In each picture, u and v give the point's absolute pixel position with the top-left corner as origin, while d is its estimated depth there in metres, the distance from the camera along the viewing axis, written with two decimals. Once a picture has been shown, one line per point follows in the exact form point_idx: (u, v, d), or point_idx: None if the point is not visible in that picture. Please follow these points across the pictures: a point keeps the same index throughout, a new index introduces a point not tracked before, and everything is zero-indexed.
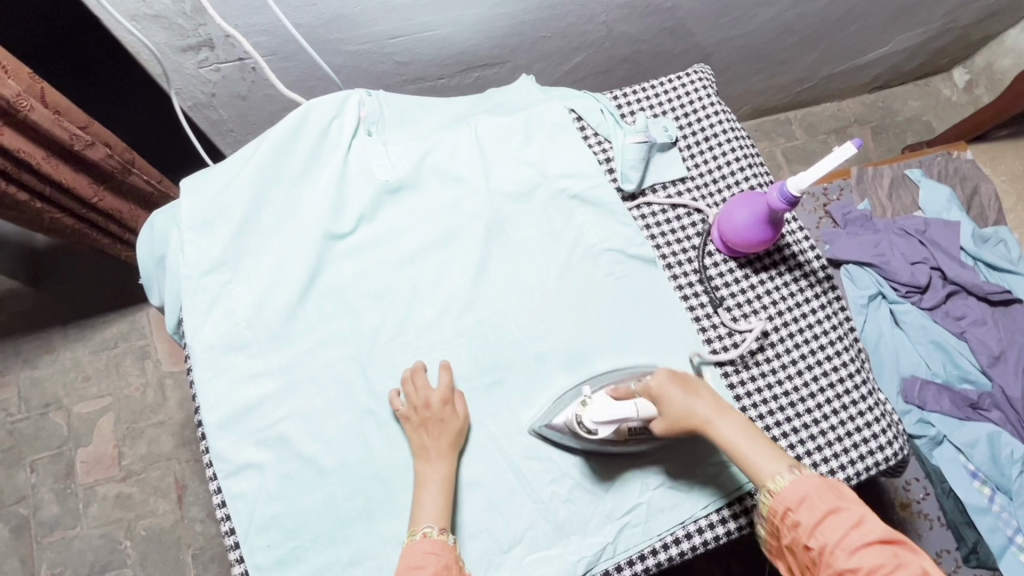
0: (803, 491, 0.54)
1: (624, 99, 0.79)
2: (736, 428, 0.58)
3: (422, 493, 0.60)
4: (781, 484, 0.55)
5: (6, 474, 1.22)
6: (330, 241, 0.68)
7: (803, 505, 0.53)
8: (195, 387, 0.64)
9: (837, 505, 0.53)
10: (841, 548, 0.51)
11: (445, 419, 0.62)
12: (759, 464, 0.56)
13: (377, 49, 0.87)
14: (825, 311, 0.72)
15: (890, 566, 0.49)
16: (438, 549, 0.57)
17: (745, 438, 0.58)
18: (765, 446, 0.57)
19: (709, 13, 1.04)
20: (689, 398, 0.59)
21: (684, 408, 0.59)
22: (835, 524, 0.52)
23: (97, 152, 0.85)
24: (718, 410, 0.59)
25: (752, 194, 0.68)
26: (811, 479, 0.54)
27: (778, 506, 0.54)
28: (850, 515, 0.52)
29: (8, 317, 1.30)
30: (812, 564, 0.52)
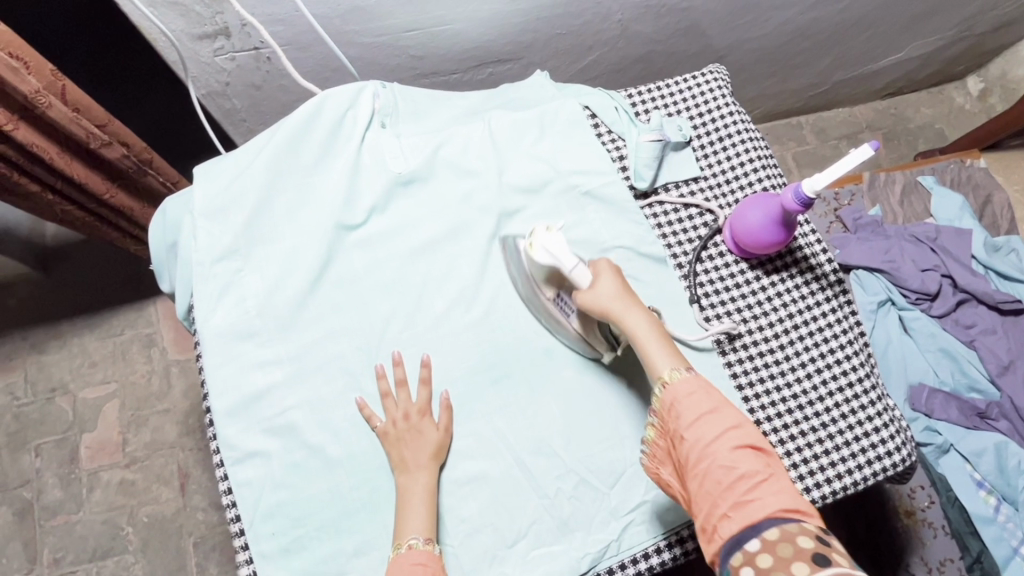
0: (692, 387, 0.55)
1: (638, 97, 0.79)
2: (646, 324, 0.58)
3: (407, 506, 0.60)
4: (676, 379, 0.55)
5: (10, 457, 1.23)
6: (342, 231, 0.68)
7: (690, 400, 0.54)
8: (204, 374, 0.64)
9: (719, 406, 0.54)
10: (717, 446, 0.52)
11: (422, 433, 0.62)
12: (656, 357, 0.56)
13: (391, 42, 0.87)
14: (836, 314, 0.72)
15: (764, 473, 0.51)
16: (425, 559, 0.57)
17: (653, 334, 0.57)
18: (668, 346, 0.57)
19: (725, 14, 1.03)
20: (620, 285, 0.59)
21: (611, 290, 0.59)
22: (718, 425, 0.53)
23: (113, 151, 0.85)
24: (638, 305, 0.59)
25: (766, 195, 0.68)
26: (699, 380, 0.55)
27: (666, 397, 0.55)
28: (731, 418, 0.54)
29: (17, 301, 1.31)
30: (685, 456, 0.53)
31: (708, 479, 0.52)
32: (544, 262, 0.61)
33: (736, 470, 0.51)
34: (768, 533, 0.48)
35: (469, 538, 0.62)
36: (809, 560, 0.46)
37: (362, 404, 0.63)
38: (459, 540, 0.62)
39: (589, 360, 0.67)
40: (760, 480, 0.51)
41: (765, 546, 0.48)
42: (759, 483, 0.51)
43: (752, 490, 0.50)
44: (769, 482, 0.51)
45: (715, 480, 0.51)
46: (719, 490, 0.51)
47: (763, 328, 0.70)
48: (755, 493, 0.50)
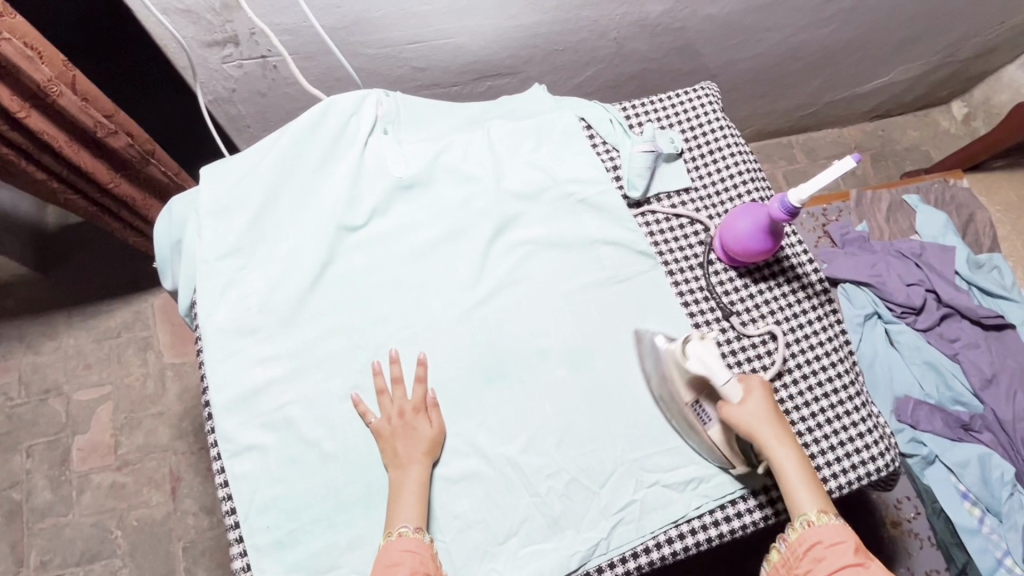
0: (835, 537, 0.59)
1: (633, 111, 0.82)
2: (795, 462, 0.60)
3: (398, 498, 0.61)
4: (821, 522, 0.59)
5: (1, 458, 1.23)
6: (343, 232, 0.70)
7: (834, 548, 0.58)
8: (205, 369, 0.65)
9: (860, 559, 0.58)
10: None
11: (417, 427, 0.64)
12: (805, 498, 0.60)
13: (394, 54, 0.90)
14: (822, 322, 0.74)
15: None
16: (416, 546, 0.58)
17: (802, 475, 0.60)
18: (813, 486, 0.61)
19: (716, 35, 1.07)
20: (773, 415, 0.62)
21: (763, 416, 0.61)
22: (855, 574, 0.57)
23: (117, 142, 0.85)
24: (789, 440, 0.61)
25: (755, 206, 0.70)
26: (846, 529, 0.59)
27: (808, 537, 0.59)
28: (870, 573, 0.58)
29: (15, 302, 1.31)
30: None
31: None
32: (699, 370, 0.61)
33: None
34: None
35: (462, 534, 0.63)
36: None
37: (357, 399, 0.64)
38: (451, 535, 0.63)
39: (582, 360, 0.68)
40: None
41: None
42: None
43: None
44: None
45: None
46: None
47: (752, 334, 0.72)
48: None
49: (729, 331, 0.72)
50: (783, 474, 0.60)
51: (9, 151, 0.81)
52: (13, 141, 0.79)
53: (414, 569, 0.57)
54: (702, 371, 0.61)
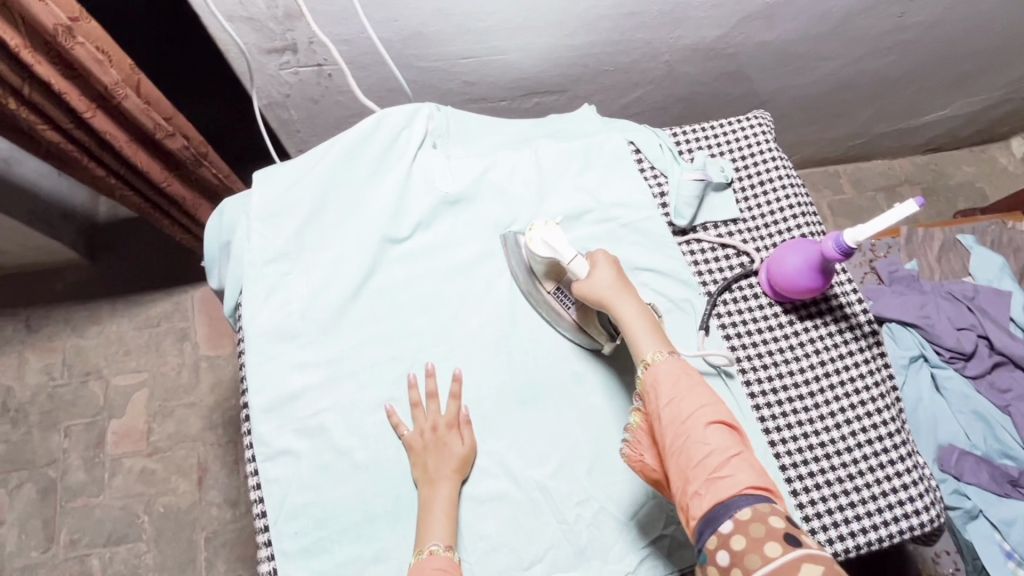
0: (673, 369, 0.56)
1: (683, 137, 0.81)
2: (635, 309, 0.60)
3: (428, 515, 0.60)
4: (658, 360, 0.57)
5: (41, 435, 1.27)
6: (387, 244, 0.71)
7: (670, 378, 0.55)
8: (245, 370, 0.66)
9: (697, 385, 0.55)
10: (694, 421, 0.53)
11: (450, 443, 0.63)
12: (645, 341, 0.58)
13: (446, 67, 0.91)
14: (869, 365, 0.72)
15: (737, 450, 0.52)
16: (447, 565, 0.58)
17: (644, 322, 0.59)
18: (656, 331, 0.59)
19: (770, 62, 1.05)
20: (617, 278, 0.62)
21: (607, 281, 0.62)
22: (691, 401, 0.54)
23: (174, 143, 0.87)
24: (634, 297, 0.61)
25: (806, 242, 0.69)
26: (680, 361, 0.57)
27: (648, 378, 0.57)
28: (707, 396, 0.55)
29: (63, 286, 1.36)
30: (662, 435, 0.55)
31: (681, 455, 0.52)
32: (544, 254, 0.65)
33: (710, 446, 0.52)
34: (740, 514, 0.48)
35: (486, 556, 0.62)
36: (782, 541, 0.46)
37: (391, 411, 0.65)
38: (476, 556, 0.62)
39: (617, 386, 0.68)
40: (733, 456, 0.51)
41: (738, 527, 0.48)
42: (732, 458, 0.51)
43: (724, 465, 0.51)
44: (742, 458, 0.51)
45: (690, 456, 0.52)
46: (693, 469, 0.52)
47: (793, 373, 0.71)
48: (730, 469, 0.51)
49: (770, 367, 0.71)
50: (626, 327, 0.60)
51: (73, 148, 0.84)
52: (77, 138, 0.82)
53: None
54: (547, 253, 0.65)
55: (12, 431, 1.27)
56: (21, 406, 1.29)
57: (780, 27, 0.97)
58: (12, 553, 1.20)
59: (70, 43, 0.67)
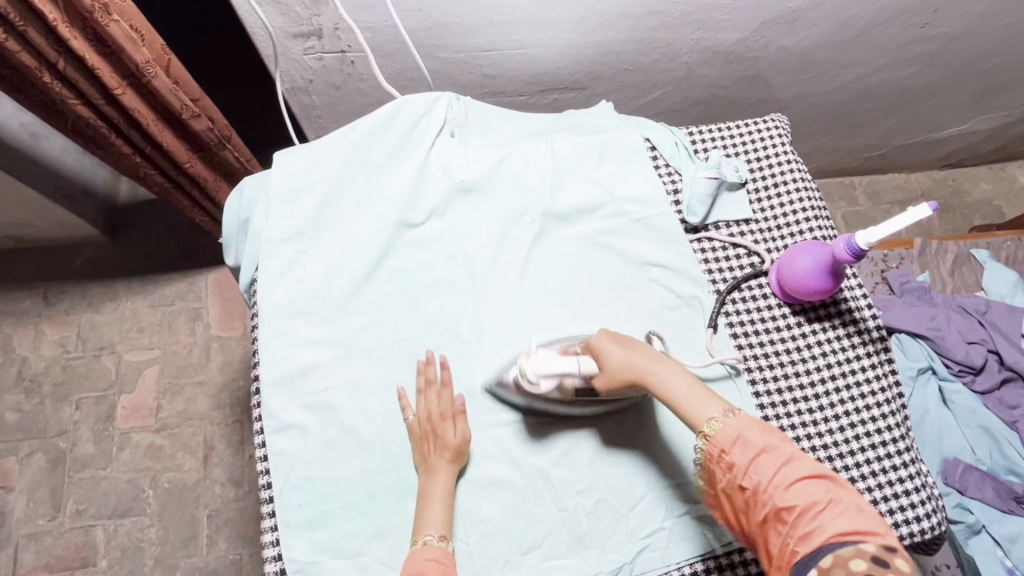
0: (734, 430, 0.56)
1: (699, 136, 0.81)
2: (672, 374, 0.60)
3: (426, 503, 0.61)
4: (715, 428, 0.57)
5: (53, 406, 1.29)
6: (401, 228, 0.72)
7: (736, 444, 0.56)
8: (258, 345, 0.67)
9: (768, 443, 0.55)
10: (776, 485, 0.53)
11: (451, 428, 0.64)
12: (696, 408, 0.58)
13: (467, 59, 0.92)
14: (876, 370, 0.72)
15: (824, 501, 0.52)
16: (440, 557, 0.58)
17: (686, 385, 0.59)
18: (703, 391, 0.59)
19: (790, 68, 1.06)
20: (630, 351, 0.62)
21: (623, 363, 0.61)
22: (764, 463, 0.54)
23: (199, 125, 0.89)
24: (655, 360, 0.61)
25: (818, 244, 0.69)
26: (745, 419, 0.57)
27: (714, 447, 0.56)
28: (780, 455, 0.55)
29: (82, 261, 1.38)
30: (748, 502, 0.55)
31: (774, 522, 0.53)
32: (549, 380, 0.62)
33: (793, 507, 0.52)
34: (836, 567, 0.48)
35: (485, 540, 0.63)
36: None
37: (401, 393, 0.65)
38: (475, 538, 0.63)
39: None
40: (821, 509, 0.51)
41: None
42: (819, 512, 0.51)
43: (813, 521, 0.51)
44: (831, 509, 0.51)
45: (779, 520, 0.52)
46: (788, 533, 0.52)
47: (799, 374, 0.71)
48: (820, 523, 0.51)
49: (776, 368, 0.71)
50: (672, 399, 0.59)
51: (102, 125, 0.86)
52: (107, 115, 0.84)
53: None
54: (549, 379, 0.62)
55: (25, 400, 1.29)
56: (35, 377, 1.31)
57: (801, 33, 0.97)
58: (20, 520, 1.22)
59: (106, 20, 0.69)
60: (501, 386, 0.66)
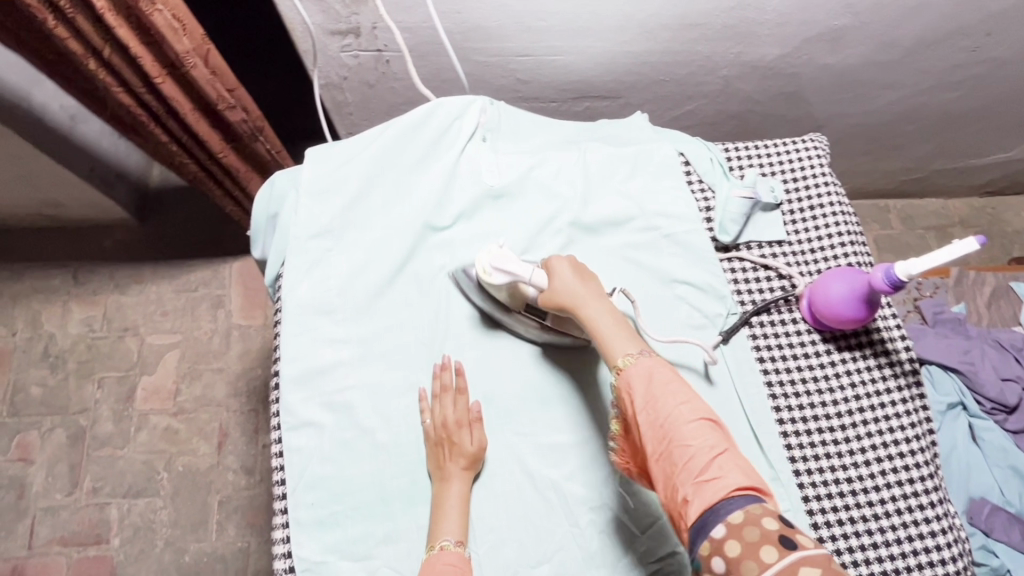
0: (646, 368, 0.56)
1: (735, 153, 0.79)
2: (602, 312, 0.60)
3: (442, 509, 0.61)
4: (629, 363, 0.56)
5: (76, 384, 1.32)
6: (428, 231, 0.72)
7: (643, 380, 0.55)
8: (280, 340, 0.68)
9: (674, 385, 0.55)
10: (674, 423, 0.52)
11: (466, 436, 0.63)
12: (615, 342, 0.58)
13: (502, 63, 0.91)
14: (906, 404, 0.70)
15: (721, 449, 0.51)
16: (457, 560, 0.58)
17: (613, 322, 0.59)
18: (626, 330, 0.59)
19: (831, 86, 1.03)
20: (575, 279, 0.63)
21: (567, 285, 0.62)
22: (666, 402, 0.53)
23: (234, 115, 0.90)
24: (595, 296, 0.61)
25: (853, 271, 0.67)
26: (652, 360, 0.56)
27: (622, 382, 0.56)
28: (681, 395, 0.54)
29: (112, 243, 1.41)
30: (646, 441, 0.54)
31: (666, 460, 0.52)
32: (501, 275, 0.65)
33: (690, 448, 0.51)
34: (731, 517, 0.47)
35: (494, 551, 0.62)
36: (776, 543, 0.45)
37: (422, 395, 0.65)
38: (484, 549, 0.62)
39: None
40: (717, 454, 0.51)
41: (731, 531, 0.47)
42: (718, 458, 0.50)
43: (710, 468, 0.50)
44: (727, 457, 0.51)
45: (674, 462, 0.51)
46: (679, 473, 0.51)
47: (826, 404, 0.69)
48: (717, 469, 0.50)
49: (803, 396, 0.69)
50: (595, 329, 0.60)
51: (141, 113, 0.87)
52: (146, 103, 0.85)
53: None
54: (503, 274, 0.65)
55: (50, 376, 1.32)
56: (61, 353, 1.34)
57: (845, 52, 0.94)
58: (38, 493, 1.24)
59: (150, 10, 0.70)
60: (463, 279, 0.69)
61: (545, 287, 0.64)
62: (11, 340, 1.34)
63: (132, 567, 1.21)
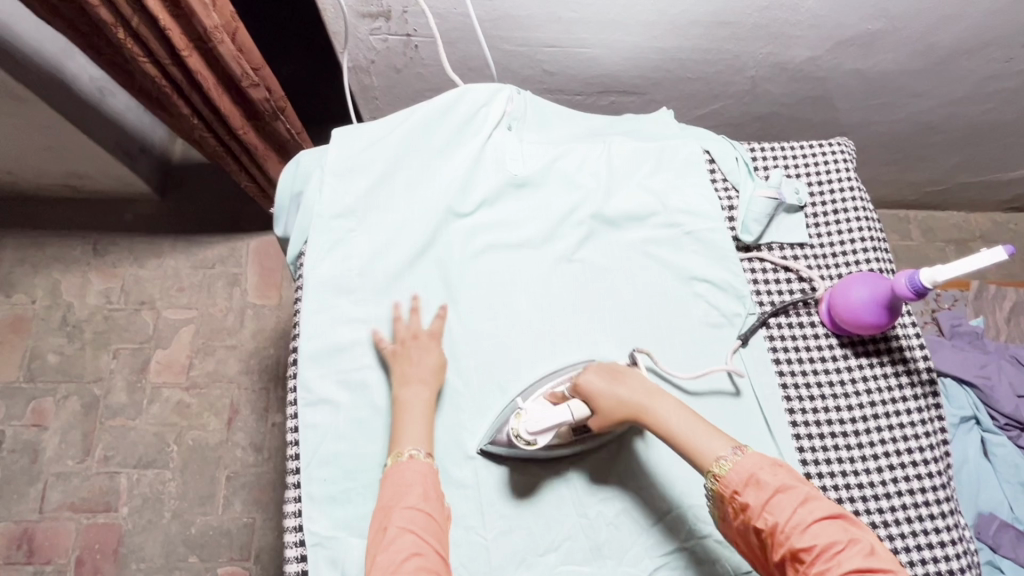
0: (748, 468, 0.55)
1: (761, 153, 0.79)
2: (672, 407, 0.60)
3: (406, 418, 0.61)
4: (725, 468, 0.55)
5: (91, 354, 1.33)
6: (450, 217, 0.72)
7: (752, 484, 0.54)
8: (299, 317, 0.68)
9: (783, 480, 0.54)
10: (794, 527, 0.52)
11: (426, 351, 0.65)
12: (703, 446, 0.57)
13: (530, 54, 0.91)
14: (922, 413, 0.69)
15: (844, 541, 0.50)
16: (425, 466, 0.59)
17: (685, 418, 0.59)
18: (703, 425, 0.59)
19: (859, 92, 1.02)
20: (620, 388, 0.61)
21: (615, 400, 0.61)
22: (782, 503, 0.52)
23: (257, 94, 0.90)
24: (649, 394, 0.61)
25: (876, 276, 0.66)
26: (754, 457, 0.55)
27: (727, 489, 0.55)
28: (796, 494, 0.53)
29: (132, 217, 1.43)
30: (765, 543, 0.53)
31: (793, 564, 0.51)
32: (544, 435, 0.61)
33: (814, 548, 0.50)
34: None
35: (502, 537, 0.62)
36: None
37: (374, 331, 0.67)
38: (493, 534, 0.62)
39: None
40: (843, 548, 0.50)
41: None
42: (841, 552, 0.50)
43: (834, 563, 0.50)
44: (855, 549, 0.50)
45: (796, 561, 0.51)
46: (809, 575, 0.50)
47: (841, 409, 0.69)
48: (846, 563, 0.49)
49: (818, 399, 0.69)
50: (673, 436, 0.59)
51: (167, 86, 0.88)
52: (172, 76, 0.86)
53: (425, 489, 0.57)
54: (544, 433, 0.61)
55: (66, 344, 1.34)
56: (78, 323, 1.36)
57: (876, 57, 0.93)
58: (50, 459, 1.26)
59: None
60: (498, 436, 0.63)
61: (590, 414, 0.61)
62: (30, 308, 1.36)
63: (139, 536, 1.22)
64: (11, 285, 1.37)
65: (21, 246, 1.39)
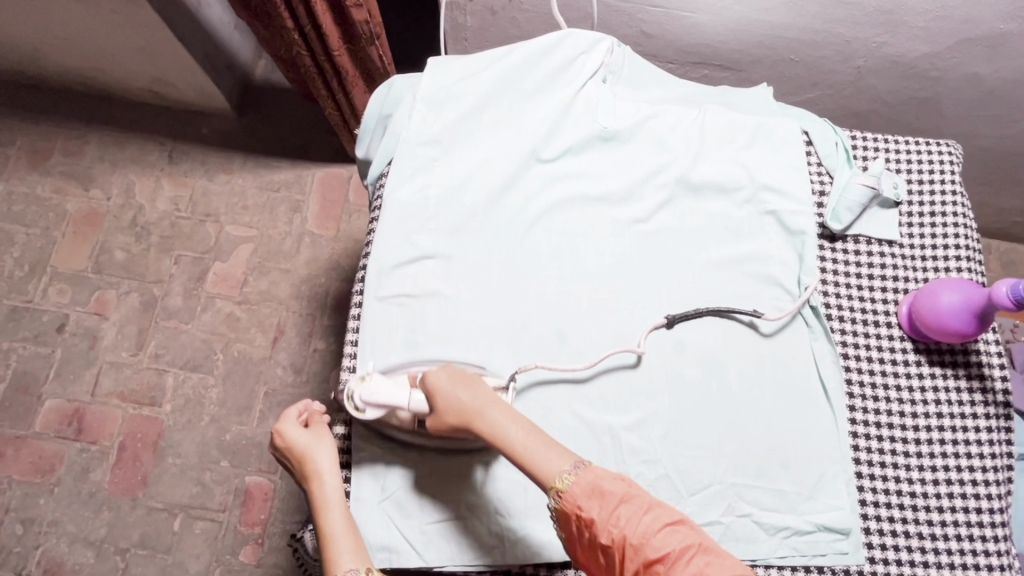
0: (588, 482, 0.54)
1: (862, 143, 0.75)
2: (505, 420, 0.58)
3: (331, 543, 0.57)
4: (568, 481, 0.54)
5: (155, 256, 1.39)
6: (533, 160, 0.72)
7: (594, 497, 0.53)
8: (374, 235, 0.69)
9: (626, 492, 0.54)
10: (643, 535, 0.51)
11: (329, 457, 0.62)
12: (542, 463, 0.55)
13: (631, 11, 0.89)
14: (990, 434, 0.67)
15: (693, 546, 0.51)
16: None
17: (523, 432, 0.57)
18: (544, 440, 0.57)
19: (971, 99, 0.96)
20: (460, 390, 0.59)
21: (454, 403, 0.58)
22: (627, 513, 0.52)
23: (358, 15, 0.91)
24: (489, 401, 0.58)
25: (972, 284, 0.64)
26: (589, 471, 0.54)
27: (569, 505, 0.54)
28: (639, 502, 0.53)
29: (208, 130, 1.46)
30: (616, 559, 0.52)
31: None
32: (375, 408, 0.60)
33: (667, 555, 0.51)
34: None
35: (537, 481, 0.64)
36: None
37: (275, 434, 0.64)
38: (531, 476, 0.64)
39: (719, 367, 0.66)
40: (693, 553, 0.51)
41: None
42: (696, 560, 0.51)
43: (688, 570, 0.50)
44: (705, 552, 0.51)
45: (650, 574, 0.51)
46: None
47: (906, 416, 0.66)
48: (697, 567, 0.50)
49: (882, 402, 0.67)
50: (510, 448, 0.57)
51: None
52: None
53: None
54: (378, 406, 0.60)
55: (133, 243, 1.40)
56: (147, 225, 1.41)
57: (1000, 62, 0.87)
58: (107, 347, 1.33)
59: None
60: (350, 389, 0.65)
61: (427, 409, 0.60)
62: (104, 204, 1.42)
63: (178, 434, 1.29)
64: (89, 180, 1.43)
65: (104, 144, 1.45)
